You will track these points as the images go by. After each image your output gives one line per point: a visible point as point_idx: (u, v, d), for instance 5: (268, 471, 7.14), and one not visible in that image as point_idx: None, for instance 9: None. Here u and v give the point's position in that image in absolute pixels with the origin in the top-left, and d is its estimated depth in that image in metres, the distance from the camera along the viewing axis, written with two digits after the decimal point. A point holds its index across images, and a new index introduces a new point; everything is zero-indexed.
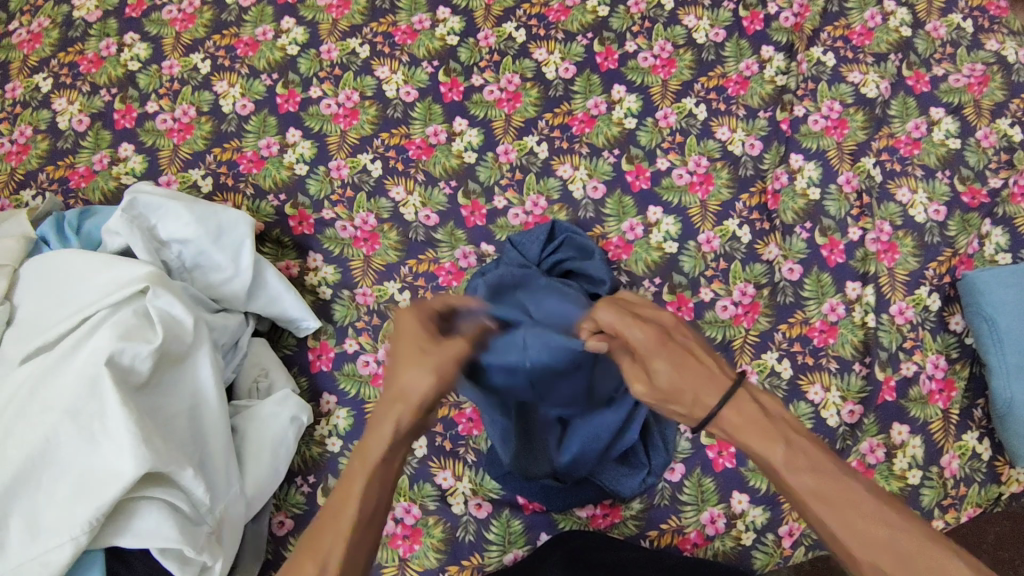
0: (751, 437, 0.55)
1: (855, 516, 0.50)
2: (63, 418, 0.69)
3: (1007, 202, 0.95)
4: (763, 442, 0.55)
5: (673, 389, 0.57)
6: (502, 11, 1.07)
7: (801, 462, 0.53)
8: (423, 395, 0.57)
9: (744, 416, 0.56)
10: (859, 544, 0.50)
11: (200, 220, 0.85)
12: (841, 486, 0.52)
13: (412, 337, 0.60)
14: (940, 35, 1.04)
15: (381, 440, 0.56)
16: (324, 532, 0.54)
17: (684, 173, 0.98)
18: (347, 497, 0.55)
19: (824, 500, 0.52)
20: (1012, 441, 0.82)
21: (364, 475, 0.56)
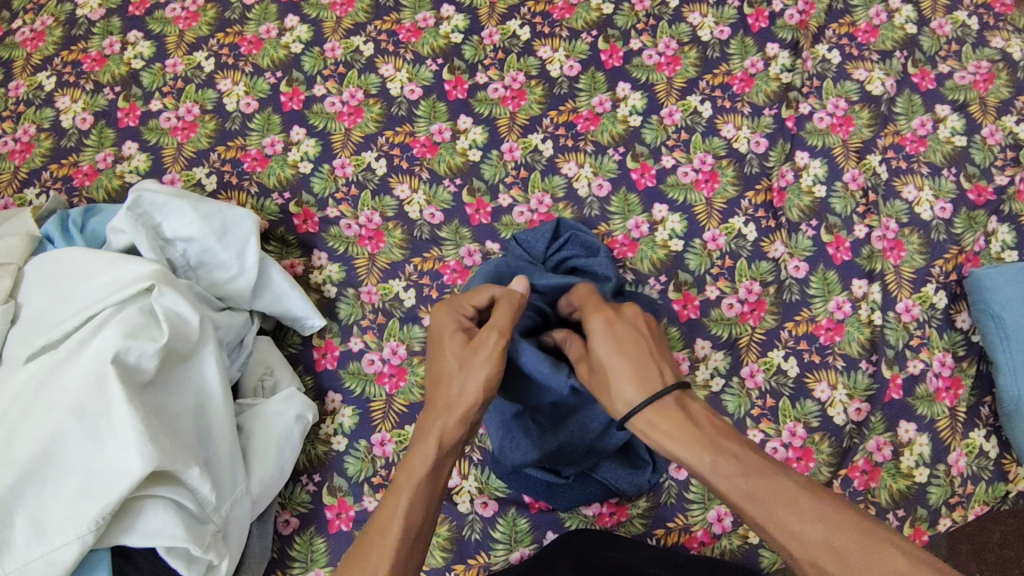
0: (679, 444, 0.59)
1: (787, 514, 0.52)
2: (69, 417, 0.69)
3: (1013, 200, 0.94)
4: (692, 447, 0.58)
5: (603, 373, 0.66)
6: (506, 9, 1.07)
7: (727, 462, 0.56)
8: (466, 405, 0.66)
9: (673, 420, 0.61)
10: (795, 542, 0.51)
11: (205, 218, 0.85)
12: (772, 485, 0.54)
13: (452, 338, 0.71)
14: (945, 32, 1.04)
15: (426, 454, 0.64)
16: (372, 542, 0.59)
17: (690, 171, 0.98)
18: (393, 511, 0.61)
19: (755, 501, 0.53)
20: (1019, 439, 0.82)
21: (409, 485, 0.62)
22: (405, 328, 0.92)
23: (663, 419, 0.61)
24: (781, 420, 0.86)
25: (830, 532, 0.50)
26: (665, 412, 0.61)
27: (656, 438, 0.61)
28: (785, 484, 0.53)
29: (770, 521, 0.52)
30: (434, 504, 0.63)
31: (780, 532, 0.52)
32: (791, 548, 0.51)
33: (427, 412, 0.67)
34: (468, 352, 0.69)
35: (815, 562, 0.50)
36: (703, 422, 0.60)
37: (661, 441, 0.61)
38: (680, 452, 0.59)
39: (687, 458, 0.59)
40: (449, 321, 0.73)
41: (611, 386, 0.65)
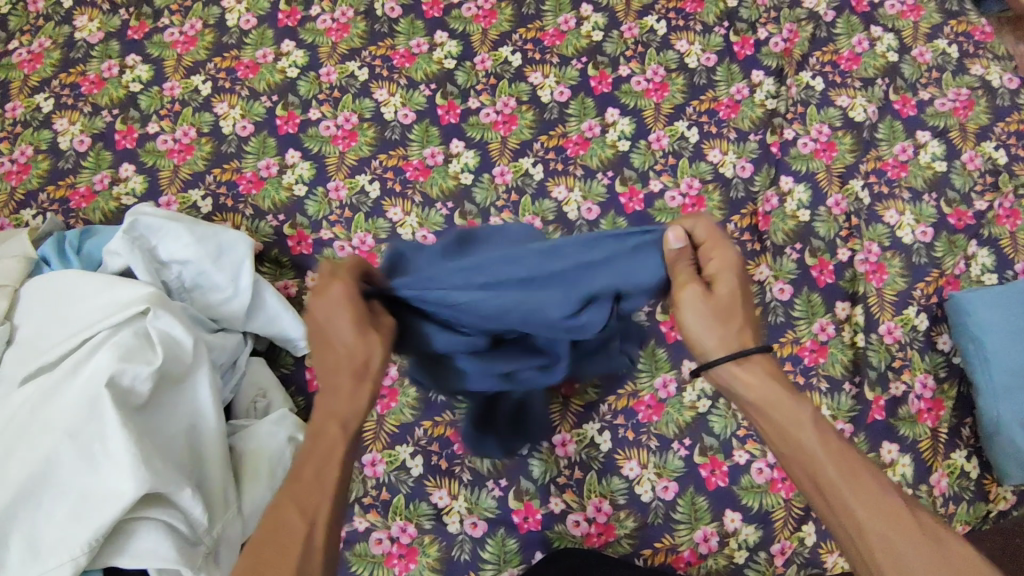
0: (784, 392, 0.58)
1: (872, 490, 0.53)
2: (62, 439, 0.70)
3: (993, 224, 0.97)
4: (797, 400, 0.57)
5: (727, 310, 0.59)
6: (498, 36, 1.10)
7: (828, 430, 0.56)
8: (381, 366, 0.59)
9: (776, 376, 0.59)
10: (871, 515, 0.52)
11: (200, 241, 0.86)
12: (862, 468, 0.54)
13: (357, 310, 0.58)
14: (926, 60, 1.07)
15: (357, 406, 0.58)
16: (312, 492, 0.55)
17: (677, 195, 1.00)
18: (330, 457, 0.56)
19: (844, 467, 0.54)
20: (999, 460, 0.84)
21: (342, 432, 0.57)
22: None
23: (764, 371, 0.59)
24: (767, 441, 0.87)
25: (910, 518, 0.51)
26: (768, 363, 0.59)
27: (747, 375, 0.59)
28: (875, 470, 0.54)
29: (853, 489, 0.53)
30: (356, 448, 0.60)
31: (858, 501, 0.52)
32: (863, 517, 0.52)
33: (335, 368, 0.58)
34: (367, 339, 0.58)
35: (883, 532, 0.51)
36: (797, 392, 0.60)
37: (754, 382, 0.59)
38: (775, 401, 0.58)
39: (787, 405, 0.57)
40: (339, 301, 0.58)
41: (731, 327, 0.59)
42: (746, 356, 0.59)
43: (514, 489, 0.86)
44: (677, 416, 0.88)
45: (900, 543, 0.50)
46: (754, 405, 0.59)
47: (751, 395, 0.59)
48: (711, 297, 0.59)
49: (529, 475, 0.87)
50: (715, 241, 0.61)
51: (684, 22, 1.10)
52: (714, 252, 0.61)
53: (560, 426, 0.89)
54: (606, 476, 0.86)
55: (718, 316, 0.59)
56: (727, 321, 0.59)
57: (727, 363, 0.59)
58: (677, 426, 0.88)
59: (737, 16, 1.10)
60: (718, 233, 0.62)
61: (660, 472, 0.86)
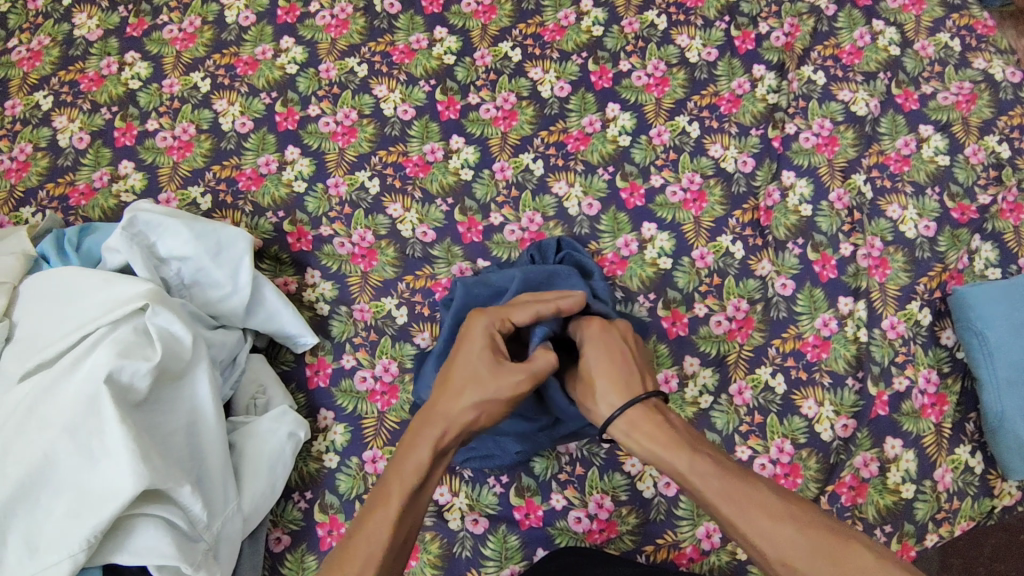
0: (663, 445, 0.63)
1: (760, 514, 0.56)
2: (62, 435, 0.69)
3: (996, 218, 0.96)
4: (678, 445, 0.63)
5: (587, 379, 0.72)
6: (498, 31, 1.10)
7: (711, 470, 0.60)
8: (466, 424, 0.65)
9: (653, 420, 0.66)
10: (770, 545, 0.54)
11: (200, 238, 0.86)
12: (752, 492, 0.57)
13: (483, 347, 0.69)
14: (928, 53, 1.06)
15: (420, 460, 0.62)
16: (358, 549, 0.57)
17: (678, 190, 0.99)
18: (384, 518, 0.59)
19: (731, 501, 0.57)
20: (1003, 454, 0.84)
21: (401, 490, 0.60)
22: (397, 345, 0.93)
23: (645, 421, 0.67)
24: (769, 437, 0.87)
25: (790, 524, 0.55)
26: (646, 416, 0.67)
27: (639, 434, 0.66)
28: (757, 487, 0.58)
29: (746, 522, 0.56)
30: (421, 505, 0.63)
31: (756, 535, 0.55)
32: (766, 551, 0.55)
33: (428, 419, 0.65)
34: (490, 376, 0.67)
35: (786, 561, 0.54)
36: (682, 427, 0.66)
37: (645, 436, 0.65)
38: (666, 445, 0.63)
39: (676, 456, 0.62)
40: (482, 334, 0.70)
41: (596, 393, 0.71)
42: (629, 415, 0.67)
43: (515, 486, 0.86)
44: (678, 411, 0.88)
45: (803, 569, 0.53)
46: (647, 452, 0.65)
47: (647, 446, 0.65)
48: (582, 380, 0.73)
49: (530, 472, 0.86)
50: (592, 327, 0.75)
51: (684, 17, 1.09)
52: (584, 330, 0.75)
53: None
54: (607, 472, 0.86)
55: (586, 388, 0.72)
56: (591, 391, 0.71)
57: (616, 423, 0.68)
58: None
59: (738, 10, 1.09)
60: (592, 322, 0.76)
61: (662, 468, 0.86)
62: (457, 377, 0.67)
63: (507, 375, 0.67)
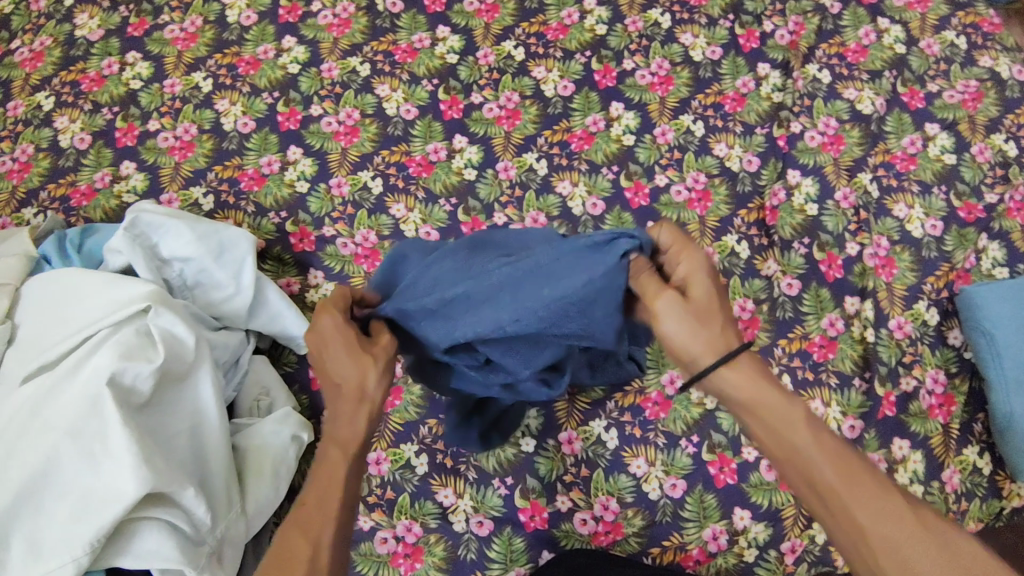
0: (772, 394, 0.53)
1: (869, 486, 0.48)
2: (64, 439, 0.69)
3: (1003, 217, 0.95)
4: (788, 400, 0.52)
5: (704, 312, 0.55)
6: (501, 30, 1.09)
7: (823, 432, 0.51)
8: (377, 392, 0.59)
9: (757, 374, 0.54)
10: (871, 515, 0.47)
11: (202, 238, 0.85)
12: (860, 466, 0.49)
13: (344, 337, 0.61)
14: (933, 52, 1.05)
15: (353, 426, 0.58)
16: (313, 511, 0.54)
17: (683, 189, 0.99)
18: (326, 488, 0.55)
19: (840, 467, 0.49)
20: (1012, 456, 0.83)
21: (342, 456, 0.57)
22: None
23: (750, 370, 0.54)
24: None
25: (906, 504, 0.47)
26: (751, 363, 0.54)
27: (735, 378, 0.53)
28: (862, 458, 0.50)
29: (851, 490, 0.48)
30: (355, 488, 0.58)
31: (858, 504, 0.47)
32: (866, 522, 0.47)
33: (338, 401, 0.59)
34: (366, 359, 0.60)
35: (888, 538, 0.46)
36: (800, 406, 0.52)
37: (741, 380, 0.53)
38: (766, 395, 0.53)
39: (779, 408, 0.52)
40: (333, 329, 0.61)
41: (714, 328, 0.54)
42: (733, 358, 0.53)
43: (520, 488, 0.85)
44: (684, 412, 0.87)
45: (913, 556, 0.45)
46: (731, 403, 0.54)
47: (735, 393, 0.53)
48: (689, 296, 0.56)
49: (535, 473, 0.86)
50: (684, 246, 0.59)
51: (688, 15, 1.09)
52: (683, 257, 0.58)
53: (566, 423, 0.88)
54: (613, 474, 0.85)
55: (700, 313, 0.55)
56: (705, 322, 0.54)
57: (717, 367, 0.53)
58: (684, 423, 0.87)
59: (742, 9, 1.08)
60: (685, 239, 0.60)
61: (668, 470, 0.85)
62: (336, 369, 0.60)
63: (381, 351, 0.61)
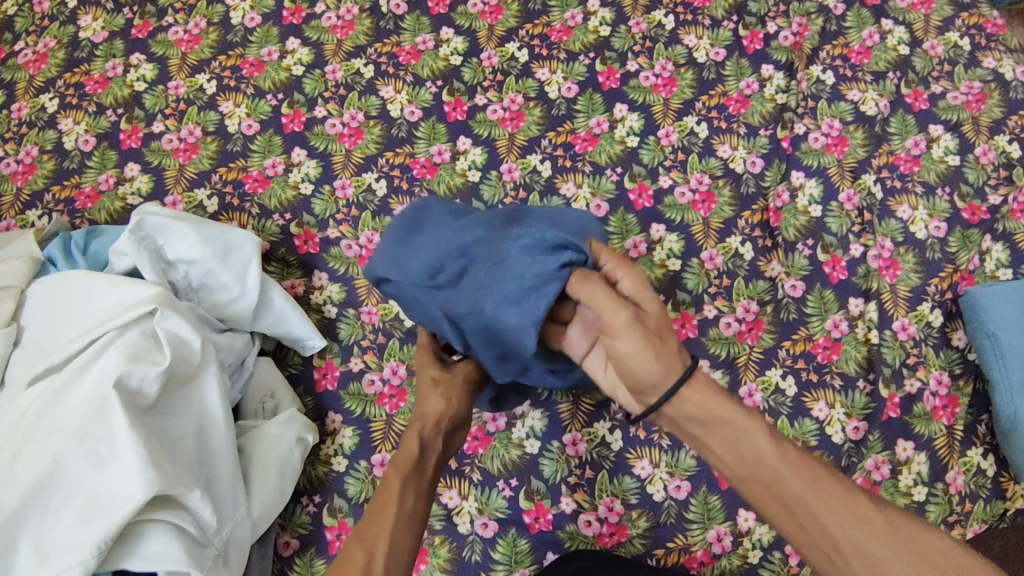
0: (731, 409, 0.52)
1: (836, 495, 0.48)
2: (71, 442, 0.69)
3: (1007, 218, 0.95)
4: (748, 415, 0.52)
5: (656, 334, 0.54)
6: (504, 32, 1.09)
7: (785, 442, 0.51)
8: (439, 415, 0.72)
9: (710, 390, 0.53)
10: (842, 524, 0.47)
11: (208, 241, 0.86)
12: (822, 474, 0.49)
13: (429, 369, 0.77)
14: (937, 53, 1.05)
15: (409, 448, 0.67)
16: (370, 522, 0.59)
17: (686, 191, 0.99)
18: (385, 505, 0.60)
19: (806, 478, 0.49)
20: (1016, 457, 0.83)
21: (398, 471, 0.64)
22: (405, 347, 0.92)
23: (704, 387, 0.53)
24: None
25: (874, 507, 0.48)
26: (706, 379, 0.53)
27: (693, 397, 0.52)
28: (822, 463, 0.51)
29: (821, 501, 0.48)
30: (421, 508, 0.63)
31: (828, 514, 0.48)
32: (837, 532, 0.47)
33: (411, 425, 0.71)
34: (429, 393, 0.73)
35: (860, 545, 0.46)
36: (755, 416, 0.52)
37: (699, 400, 0.52)
38: (719, 412, 0.52)
39: (739, 424, 0.51)
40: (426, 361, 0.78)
41: (662, 349, 0.53)
42: (689, 376, 0.53)
43: (525, 490, 0.85)
44: None
45: (883, 559, 0.46)
46: (688, 423, 0.54)
47: (692, 412, 0.52)
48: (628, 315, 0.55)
49: (539, 475, 0.86)
50: (626, 266, 0.61)
51: (692, 17, 1.09)
52: (624, 274, 0.60)
53: (570, 424, 0.88)
54: (617, 475, 0.85)
55: (651, 333, 0.54)
56: (653, 346, 0.53)
57: (676, 388, 0.52)
58: None
59: (745, 10, 1.08)
60: (626, 261, 0.61)
61: (672, 471, 0.85)
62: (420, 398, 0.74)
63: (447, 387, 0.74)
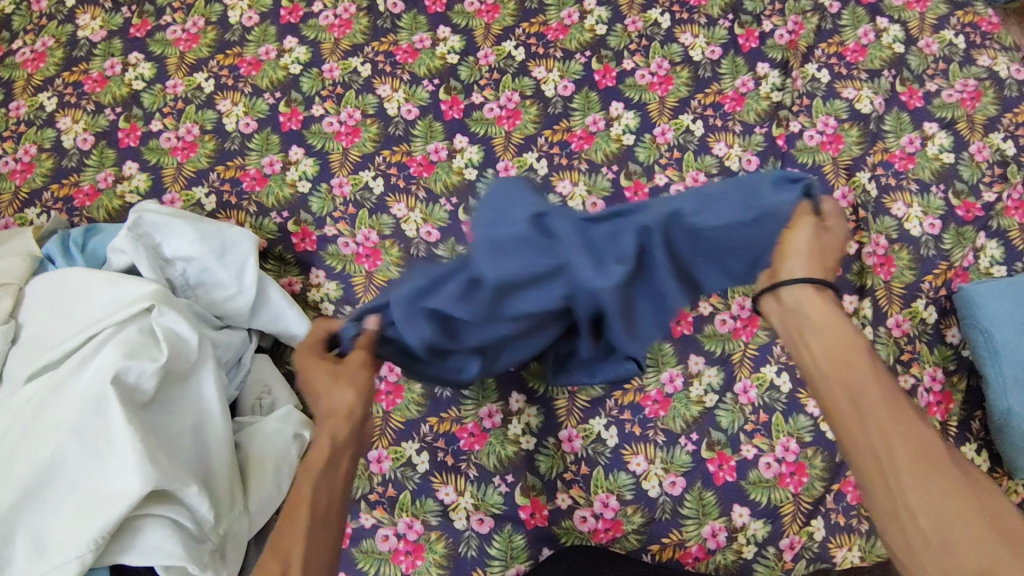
0: (834, 327, 0.60)
1: (912, 424, 0.53)
2: (68, 436, 0.70)
3: (1001, 215, 0.96)
4: (856, 339, 0.59)
5: (818, 249, 0.63)
6: (501, 30, 1.10)
7: (882, 375, 0.57)
8: (349, 407, 0.65)
9: (830, 311, 0.61)
10: (905, 442, 0.52)
11: (205, 238, 0.86)
12: (907, 411, 0.55)
13: (321, 365, 0.68)
14: (932, 51, 1.06)
15: (320, 448, 0.64)
16: (284, 533, 0.58)
17: (682, 189, 0.99)
18: (296, 515, 0.59)
19: (889, 399, 0.55)
20: (1011, 452, 0.84)
21: (311, 476, 0.62)
22: None
23: (825, 311, 0.61)
24: (774, 436, 0.86)
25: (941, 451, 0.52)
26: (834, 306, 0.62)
27: (816, 303, 0.61)
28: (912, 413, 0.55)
29: (895, 418, 0.53)
30: (335, 505, 0.62)
31: (897, 430, 0.53)
32: (899, 445, 0.52)
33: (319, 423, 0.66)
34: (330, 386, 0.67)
35: (918, 462, 0.51)
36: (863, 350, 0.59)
37: (817, 310, 0.61)
38: (835, 323, 0.60)
39: (850, 340, 0.59)
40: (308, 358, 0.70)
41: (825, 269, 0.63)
42: (823, 288, 0.62)
43: (521, 486, 0.86)
44: (683, 410, 0.88)
45: (929, 481, 0.50)
46: (799, 325, 0.62)
47: (813, 316, 0.61)
48: (825, 230, 0.64)
49: (535, 471, 0.86)
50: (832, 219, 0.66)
51: (688, 15, 1.09)
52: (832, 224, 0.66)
53: (566, 421, 0.88)
54: (612, 472, 0.86)
55: (824, 249, 0.64)
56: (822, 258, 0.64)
57: (807, 287, 0.61)
58: (684, 420, 0.87)
59: (741, 8, 1.09)
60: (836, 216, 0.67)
61: (667, 467, 0.86)
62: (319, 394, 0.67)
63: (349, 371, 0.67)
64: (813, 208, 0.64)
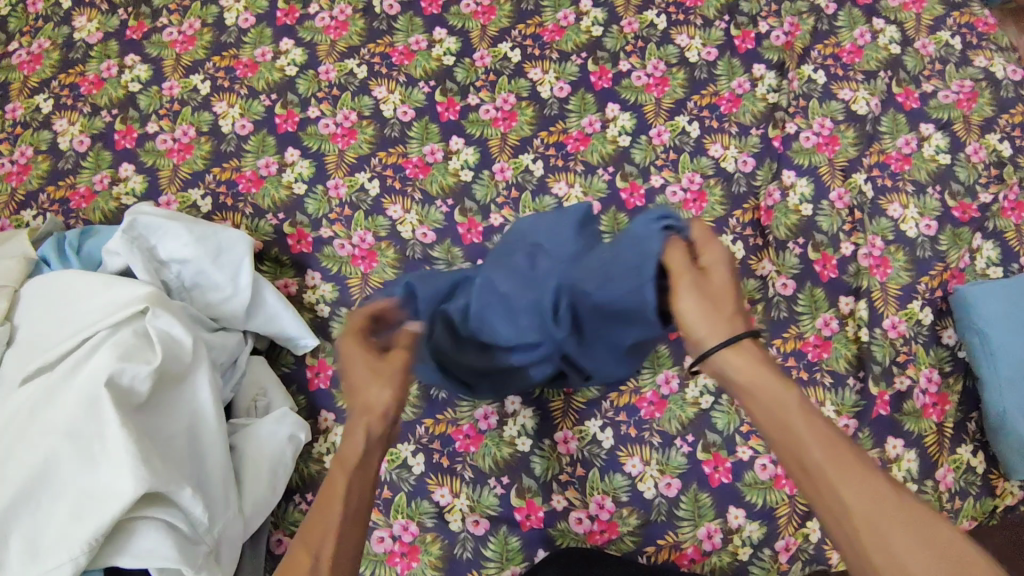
0: (768, 379, 0.51)
1: (857, 471, 0.47)
2: (63, 439, 0.70)
3: (997, 217, 0.96)
4: (785, 385, 0.51)
5: (715, 294, 0.54)
6: (497, 32, 1.10)
7: (816, 416, 0.50)
8: (388, 403, 0.57)
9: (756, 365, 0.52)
10: (857, 499, 0.46)
11: (200, 240, 0.86)
12: (852, 454, 0.48)
13: (366, 357, 0.60)
14: (928, 52, 1.06)
15: (354, 444, 0.56)
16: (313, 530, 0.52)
17: (678, 190, 0.99)
18: (327, 512, 0.53)
19: (827, 448, 0.48)
20: (1004, 454, 0.84)
21: (342, 471, 0.55)
22: None
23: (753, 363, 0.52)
24: None
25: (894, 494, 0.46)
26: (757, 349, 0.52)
27: (738, 361, 0.52)
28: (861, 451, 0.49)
29: (840, 474, 0.47)
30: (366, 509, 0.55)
31: (845, 488, 0.47)
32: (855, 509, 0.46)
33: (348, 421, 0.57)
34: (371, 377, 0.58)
35: (870, 520, 0.45)
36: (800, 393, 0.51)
37: (745, 366, 0.52)
38: (768, 387, 0.51)
39: (775, 392, 0.51)
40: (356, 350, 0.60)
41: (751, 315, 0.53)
42: (738, 342, 0.52)
43: (516, 487, 0.86)
44: (679, 412, 0.88)
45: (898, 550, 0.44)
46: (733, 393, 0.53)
47: (738, 380, 0.52)
48: (705, 276, 0.55)
49: (531, 473, 0.86)
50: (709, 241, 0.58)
51: (684, 16, 1.09)
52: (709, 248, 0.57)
53: (561, 423, 0.88)
54: (608, 473, 0.86)
55: (721, 290, 0.54)
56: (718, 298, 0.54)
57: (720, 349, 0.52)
58: (679, 422, 0.87)
59: (737, 9, 1.09)
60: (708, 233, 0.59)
61: (663, 469, 0.86)
62: (355, 392, 0.58)
63: (389, 368, 0.59)
64: (682, 243, 0.58)
